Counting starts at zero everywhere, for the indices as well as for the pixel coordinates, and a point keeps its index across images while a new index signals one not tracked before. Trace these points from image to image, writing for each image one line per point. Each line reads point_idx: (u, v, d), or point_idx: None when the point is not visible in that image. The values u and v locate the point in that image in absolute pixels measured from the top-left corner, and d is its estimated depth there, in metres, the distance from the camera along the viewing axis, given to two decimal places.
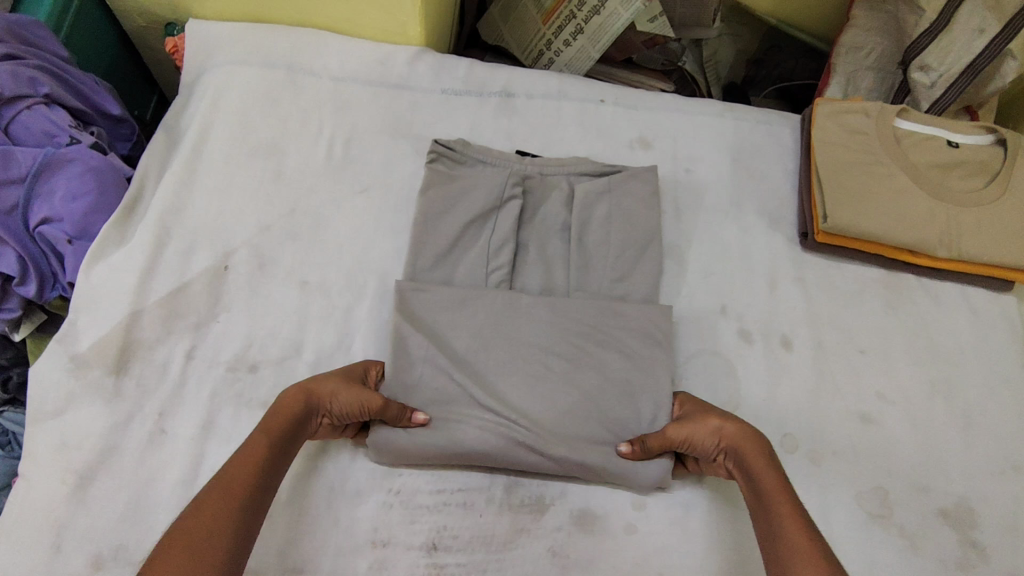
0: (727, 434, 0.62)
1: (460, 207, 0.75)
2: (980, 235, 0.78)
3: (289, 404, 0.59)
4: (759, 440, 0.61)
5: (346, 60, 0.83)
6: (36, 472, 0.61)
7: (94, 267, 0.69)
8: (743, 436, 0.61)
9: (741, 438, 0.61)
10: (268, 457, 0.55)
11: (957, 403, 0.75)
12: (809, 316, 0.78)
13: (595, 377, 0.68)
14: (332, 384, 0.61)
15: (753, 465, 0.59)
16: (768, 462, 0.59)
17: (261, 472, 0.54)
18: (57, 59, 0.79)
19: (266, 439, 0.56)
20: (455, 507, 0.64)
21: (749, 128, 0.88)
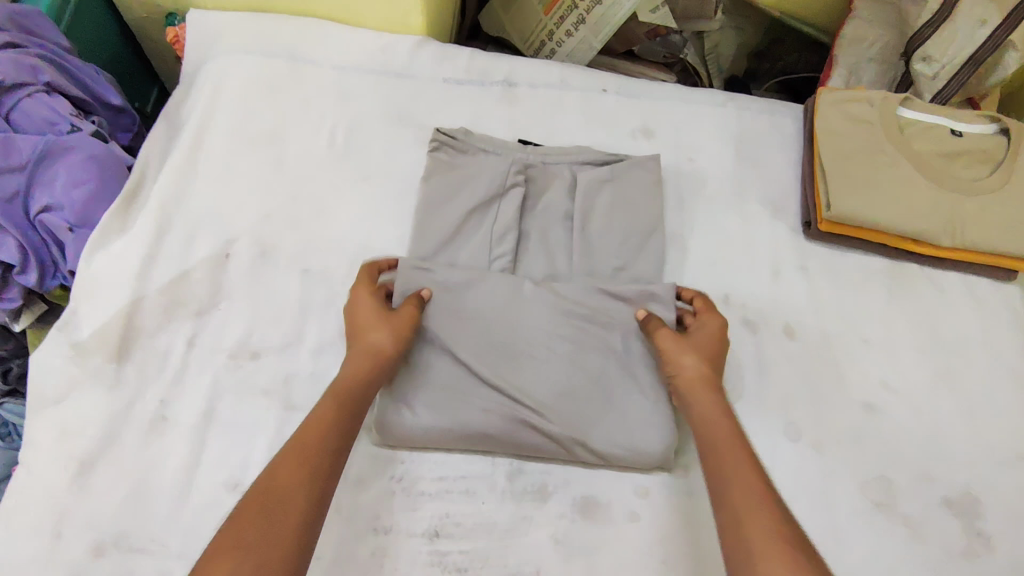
0: (694, 370, 0.62)
1: (462, 195, 0.74)
2: (984, 222, 0.77)
3: (356, 376, 0.59)
4: (716, 387, 0.62)
5: (347, 49, 0.83)
6: (36, 459, 0.61)
7: (94, 254, 0.69)
8: (706, 378, 0.62)
9: (700, 377, 0.62)
10: (337, 431, 0.54)
11: (961, 393, 0.75)
12: (813, 305, 0.78)
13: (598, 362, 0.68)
14: (370, 335, 0.62)
15: (706, 405, 0.60)
16: (722, 408, 0.59)
17: (331, 449, 0.53)
18: (58, 48, 0.79)
19: (336, 411, 0.56)
20: (457, 494, 0.63)
21: (751, 117, 0.88)
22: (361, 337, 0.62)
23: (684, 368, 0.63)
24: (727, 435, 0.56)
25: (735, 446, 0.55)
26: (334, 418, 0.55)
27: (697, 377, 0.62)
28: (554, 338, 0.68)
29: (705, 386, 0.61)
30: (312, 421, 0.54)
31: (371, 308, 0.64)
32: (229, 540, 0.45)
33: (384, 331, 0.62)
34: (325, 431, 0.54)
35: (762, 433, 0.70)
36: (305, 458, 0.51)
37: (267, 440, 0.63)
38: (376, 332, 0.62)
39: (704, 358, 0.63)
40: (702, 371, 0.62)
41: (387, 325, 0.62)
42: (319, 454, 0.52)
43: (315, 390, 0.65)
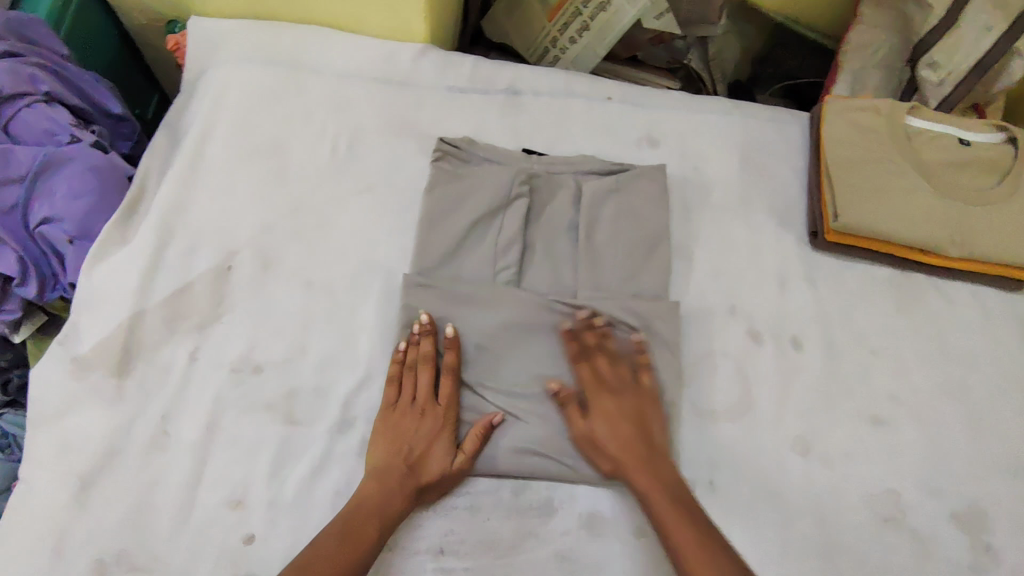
0: (618, 449, 0.63)
1: (466, 205, 0.74)
2: (991, 233, 0.77)
3: (433, 474, 0.61)
4: (645, 454, 0.63)
5: (350, 58, 0.82)
6: (36, 477, 0.60)
7: (95, 267, 0.68)
8: (627, 447, 0.63)
9: (631, 457, 0.62)
10: (373, 546, 0.57)
11: (968, 405, 0.74)
12: (819, 316, 0.77)
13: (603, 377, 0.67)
14: (432, 424, 0.63)
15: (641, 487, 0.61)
16: (653, 477, 0.62)
17: (362, 562, 0.56)
18: (57, 57, 0.78)
19: (375, 523, 0.57)
20: (461, 510, 0.63)
21: (757, 125, 0.87)
22: (417, 454, 0.61)
23: (602, 452, 0.63)
24: (667, 509, 0.60)
25: (675, 521, 0.59)
26: (375, 531, 0.57)
27: (625, 454, 0.62)
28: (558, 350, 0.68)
29: (640, 461, 0.62)
30: (356, 532, 0.57)
31: (425, 422, 0.63)
32: None
33: (442, 454, 0.62)
34: (359, 552, 0.56)
35: (769, 446, 0.69)
36: (352, 544, 0.56)
37: (270, 456, 0.62)
38: (440, 427, 0.63)
39: (615, 429, 0.63)
40: (631, 442, 0.63)
41: (446, 453, 0.62)
42: (353, 570, 0.55)
43: (319, 405, 0.65)
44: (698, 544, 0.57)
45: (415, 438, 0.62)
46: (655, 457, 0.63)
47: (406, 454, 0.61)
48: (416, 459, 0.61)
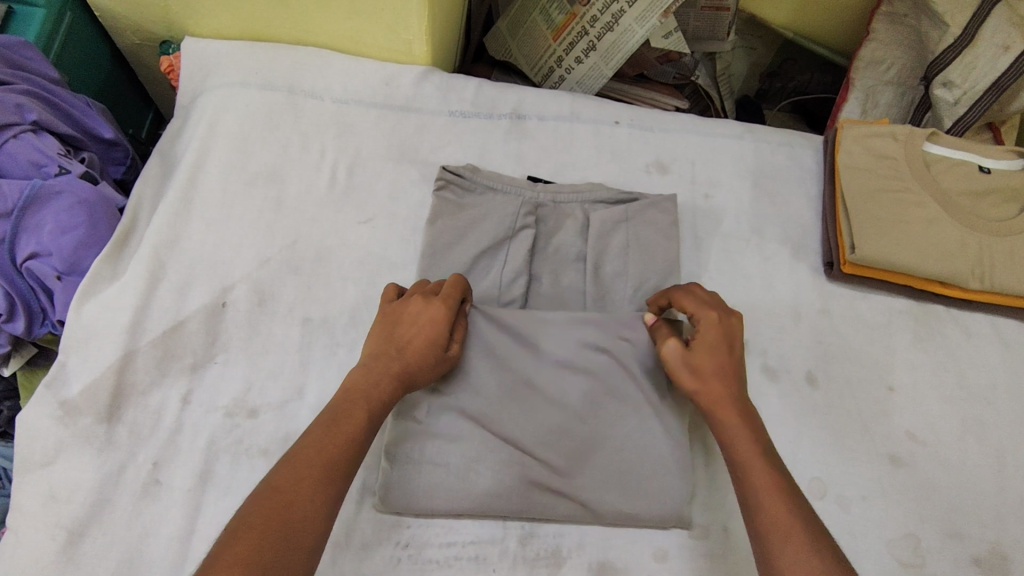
0: (716, 388, 0.59)
1: (470, 237, 0.71)
2: (1013, 265, 0.74)
3: (419, 345, 0.58)
4: (737, 400, 0.58)
5: (349, 80, 0.80)
6: (23, 527, 0.57)
7: (84, 304, 0.66)
8: (725, 386, 0.59)
9: (725, 399, 0.58)
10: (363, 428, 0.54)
11: (989, 443, 0.72)
12: (836, 350, 0.75)
13: (616, 420, 0.64)
14: (417, 310, 0.60)
15: (728, 430, 0.57)
16: (742, 422, 0.57)
17: (356, 450, 0.53)
18: (47, 82, 0.75)
19: (365, 407, 0.54)
20: (467, 561, 0.60)
21: (769, 150, 0.84)
22: (406, 337, 0.59)
23: (701, 384, 0.59)
24: (750, 455, 0.55)
25: (758, 468, 0.54)
26: (364, 415, 0.54)
27: (717, 391, 0.58)
28: (568, 388, 0.64)
29: (733, 404, 0.58)
30: (348, 416, 0.53)
31: (420, 310, 0.60)
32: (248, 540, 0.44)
33: (429, 342, 0.59)
34: (347, 438, 0.52)
35: None
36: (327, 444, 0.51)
37: None
38: (427, 312, 0.60)
39: (718, 367, 0.59)
40: (726, 385, 0.59)
41: (438, 341, 0.59)
42: (347, 458, 0.52)
43: None
44: (778, 495, 0.52)
45: (401, 335, 0.59)
46: (750, 408, 0.59)
47: (398, 338, 0.59)
48: (406, 339, 0.58)
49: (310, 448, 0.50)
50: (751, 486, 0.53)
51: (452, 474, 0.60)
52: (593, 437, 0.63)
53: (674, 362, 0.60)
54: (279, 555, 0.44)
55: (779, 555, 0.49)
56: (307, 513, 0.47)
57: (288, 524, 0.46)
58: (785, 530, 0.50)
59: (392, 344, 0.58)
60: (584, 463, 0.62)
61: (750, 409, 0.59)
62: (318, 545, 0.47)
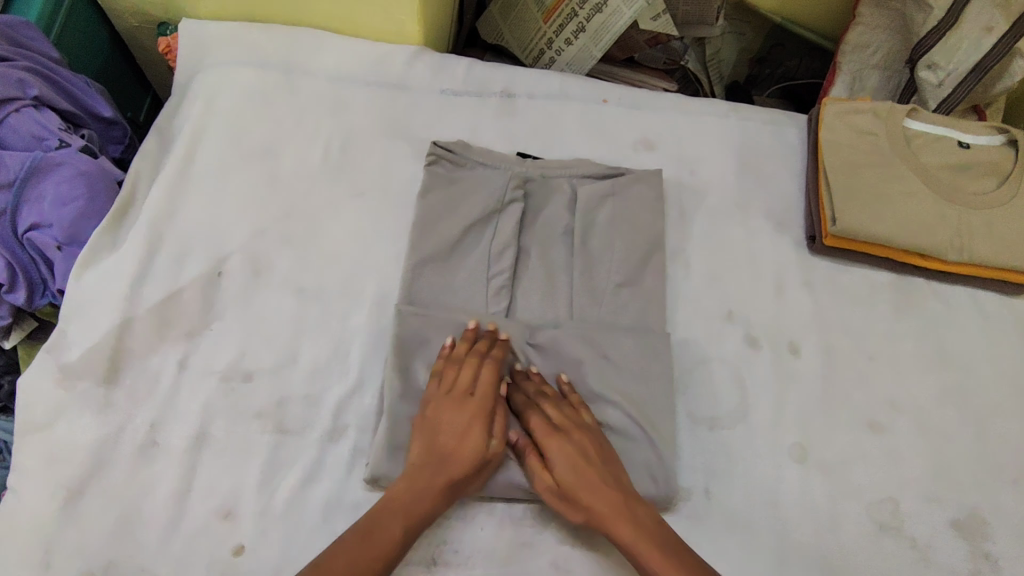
0: (562, 469, 0.59)
1: (460, 210, 0.73)
2: (993, 237, 0.76)
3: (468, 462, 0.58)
4: (564, 481, 0.58)
5: (342, 60, 0.81)
6: (25, 487, 0.59)
7: (84, 273, 0.68)
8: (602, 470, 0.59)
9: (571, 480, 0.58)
10: (398, 545, 0.54)
11: (968, 410, 0.74)
12: (818, 321, 0.76)
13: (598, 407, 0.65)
14: (461, 417, 0.60)
15: (628, 542, 0.56)
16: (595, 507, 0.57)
17: (388, 564, 0.53)
18: (47, 61, 0.77)
19: (402, 516, 0.55)
20: (456, 520, 0.62)
21: (754, 129, 0.86)
22: (446, 443, 0.59)
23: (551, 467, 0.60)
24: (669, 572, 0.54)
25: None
26: (401, 528, 0.55)
27: (597, 481, 0.58)
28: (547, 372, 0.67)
29: (622, 506, 0.57)
30: (382, 531, 0.54)
31: (464, 411, 0.60)
32: None
33: (474, 447, 0.59)
34: (389, 546, 0.54)
35: (766, 455, 0.68)
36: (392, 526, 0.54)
37: (261, 464, 0.61)
38: (477, 420, 0.60)
39: (580, 447, 0.60)
40: (590, 479, 0.58)
41: (480, 444, 0.59)
42: (381, 566, 0.53)
43: (311, 412, 0.64)
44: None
45: (448, 440, 0.59)
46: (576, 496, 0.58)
47: (440, 447, 0.58)
48: (448, 444, 0.59)
49: (382, 527, 0.54)
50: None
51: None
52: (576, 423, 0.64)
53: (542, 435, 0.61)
54: None
55: None
56: None
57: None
58: None
59: (431, 450, 0.58)
60: None
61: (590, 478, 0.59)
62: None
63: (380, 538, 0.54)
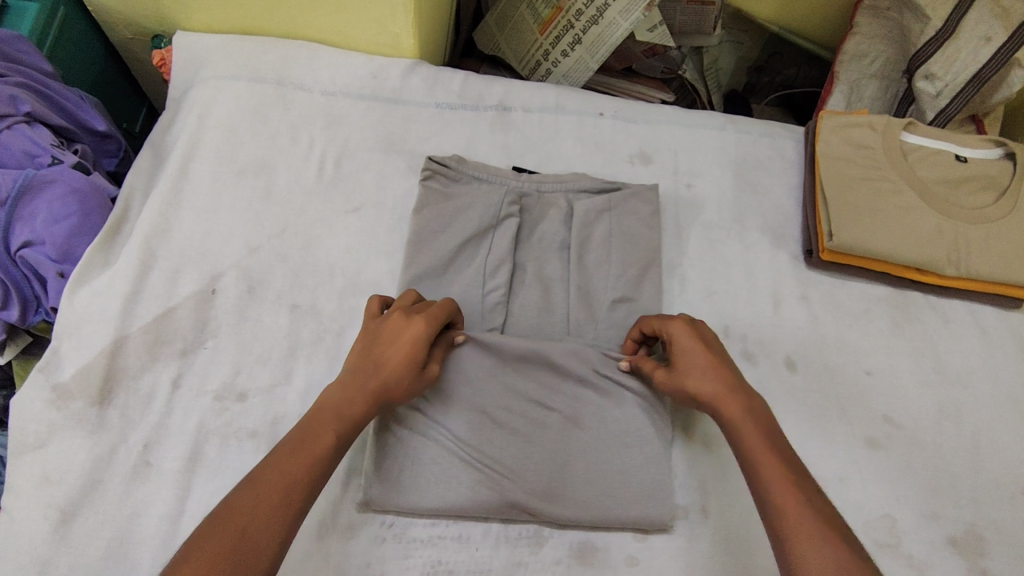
0: (708, 386, 0.59)
1: (455, 226, 0.73)
2: (990, 252, 0.76)
3: (396, 378, 0.58)
4: (743, 403, 0.58)
5: (337, 73, 0.81)
6: (18, 507, 0.59)
7: (76, 291, 0.67)
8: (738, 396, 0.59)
9: (726, 397, 0.58)
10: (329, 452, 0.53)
11: (965, 426, 0.73)
12: (815, 336, 0.76)
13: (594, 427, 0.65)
14: (391, 331, 0.60)
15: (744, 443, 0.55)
16: (745, 418, 0.57)
17: (324, 467, 0.53)
18: (39, 75, 0.76)
19: (337, 423, 0.55)
20: (450, 540, 0.62)
21: (750, 142, 0.86)
22: (383, 356, 0.59)
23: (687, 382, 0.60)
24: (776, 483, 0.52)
25: (786, 492, 0.51)
26: (333, 435, 0.54)
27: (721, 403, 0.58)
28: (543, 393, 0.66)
29: (738, 405, 0.58)
30: (314, 437, 0.53)
31: (400, 327, 0.60)
32: (240, 505, 0.48)
33: (407, 359, 0.59)
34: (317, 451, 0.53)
35: None
36: (307, 444, 0.53)
37: None
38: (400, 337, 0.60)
39: (706, 365, 0.60)
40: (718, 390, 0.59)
41: (412, 360, 0.59)
42: (312, 478, 0.51)
43: None
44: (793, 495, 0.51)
45: (379, 356, 0.59)
46: (759, 415, 0.58)
47: (375, 361, 0.59)
48: (384, 353, 0.59)
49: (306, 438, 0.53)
50: (775, 511, 0.51)
51: (435, 476, 0.62)
52: (566, 446, 0.65)
53: (679, 331, 0.63)
54: (243, 557, 0.45)
55: (797, 550, 0.48)
56: (270, 515, 0.48)
57: (256, 490, 0.49)
58: (806, 542, 0.48)
59: (368, 364, 0.58)
60: (557, 469, 0.63)
61: (739, 387, 0.59)
62: (271, 572, 0.47)
63: (309, 448, 0.52)
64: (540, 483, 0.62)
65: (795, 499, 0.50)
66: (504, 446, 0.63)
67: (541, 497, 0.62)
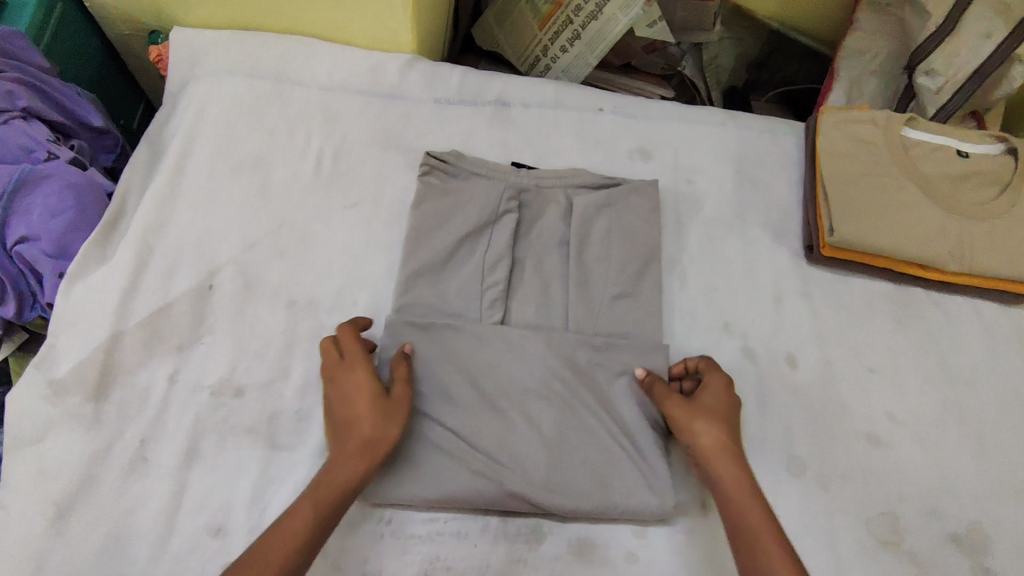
0: (712, 433, 0.60)
1: (454, 221, 0.72)
2: (992, 247, 0.75)
3: (361, 432, 0.57)
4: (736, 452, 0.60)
5: (335, 68, 0.81)
6: (12, 504, 0.58)
7: (73, 286, 0.67)
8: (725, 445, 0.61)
9: (723, 448, 0.60)
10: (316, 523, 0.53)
11: (968, 422, 0.73)
12: (816, 332, 0.75)
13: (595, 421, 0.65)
14: (341, 388, 0.60)
15: (729, 491, 0.58)
16: (736, 468, 0.59)
17: (308, 548, 0.52)
18: (36, 70, 0.75)
19: (315, 495, 0.54)
20: (449, 536, 0.61)
21: (750, 137, 0.86)
22: (344, 415, 0.58)
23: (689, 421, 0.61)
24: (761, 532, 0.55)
25: (768, 544, 0.54)
26: (312, 508, 0.53)
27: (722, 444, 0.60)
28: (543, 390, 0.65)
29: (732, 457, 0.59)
30: (291, 514, 0.53)
31: (349, 382, 0.60)
32: None
33: (367, 409, 0.58)
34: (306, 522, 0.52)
35: (763, 469, 0.67)
36: (285, 524, 0.52)
37: (252, 481, 0.61)
38: (353, 390, 0.59)
39: (720, 412, 0.62)
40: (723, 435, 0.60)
41: (373, 408, 0.58)
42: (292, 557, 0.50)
43: (302, 427, 0.63)
44: (776, 549, 0.54)
45: (339, 418, 0.59)
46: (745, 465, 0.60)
47: (338, 424, 0.58)
48: (345, 414, 0.58)
49: (283, 518, 0.53)
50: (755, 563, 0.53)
51: (433, 470, 0.61)
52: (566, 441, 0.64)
53: (711, 376, 0.65)
54: None
55: None
56: None
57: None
58: None
59: (334, 428, 0.58)
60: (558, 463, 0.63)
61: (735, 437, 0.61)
62: None
63: (290, 524, 0.52)
64: (540, 478, 0.62)
65: (774, 551, 0.53)
66: (503, 440, 0.63)
67: (541, 491, 0.61)
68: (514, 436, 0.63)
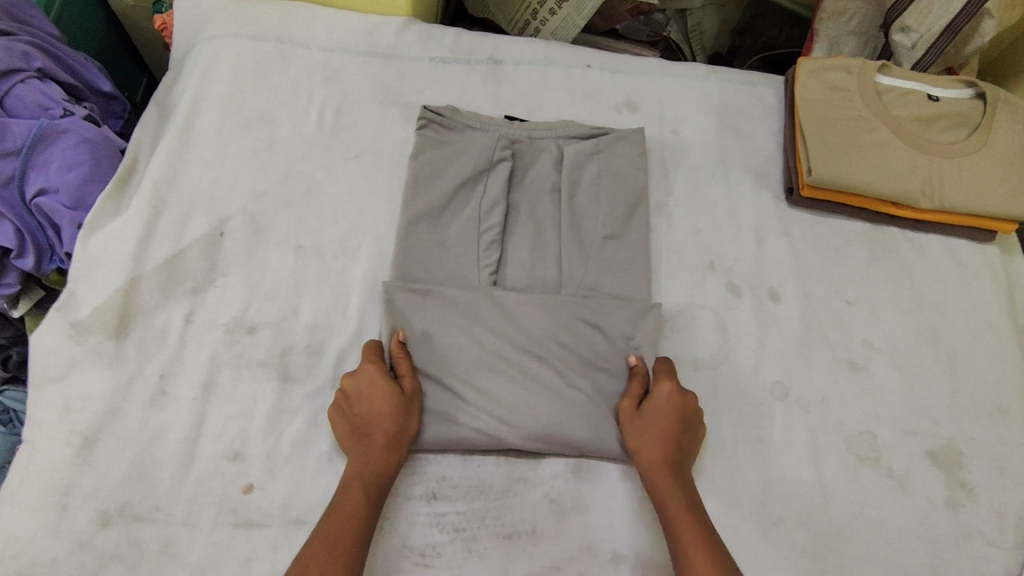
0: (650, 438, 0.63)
1: (451, 169, 0.76)
2: (961, 185, 0.79)
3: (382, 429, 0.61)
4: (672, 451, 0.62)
5: (334, 30, 0.84)
6: (40, 437, 0.62)
7: (90, 237, 0.70)
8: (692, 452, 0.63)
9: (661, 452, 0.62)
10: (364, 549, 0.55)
11: (943, 350, 0.77)
12: (797, 269, 0.79)
13: (589, 350, 0.69)
14: (359, 392, 0.63)
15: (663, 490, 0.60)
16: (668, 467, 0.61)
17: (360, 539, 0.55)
18: (47, 37, 0.79)
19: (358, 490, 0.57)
20: (452, 458, 0.65)
21: (733, 89, 0.89)
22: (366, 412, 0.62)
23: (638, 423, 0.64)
24: (691, 543, 0.56)
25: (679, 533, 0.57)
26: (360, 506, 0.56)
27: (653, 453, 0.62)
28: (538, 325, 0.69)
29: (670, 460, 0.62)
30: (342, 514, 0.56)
31: (366, 385, 0.63)
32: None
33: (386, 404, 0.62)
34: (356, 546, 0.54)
35: (750, 394, 0.71)
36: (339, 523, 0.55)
37: (266, 410, 0.65)
38: (369, 392, 0.62)
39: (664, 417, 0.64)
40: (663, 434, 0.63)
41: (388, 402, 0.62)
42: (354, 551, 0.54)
43: (313, 361, 0.67)
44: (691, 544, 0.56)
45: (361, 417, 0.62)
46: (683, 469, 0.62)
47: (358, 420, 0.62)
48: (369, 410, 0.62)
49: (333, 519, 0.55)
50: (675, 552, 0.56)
51: (436, 399, 0.65)
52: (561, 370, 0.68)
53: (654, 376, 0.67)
54: None
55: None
56: None
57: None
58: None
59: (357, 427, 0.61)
60: (554, 391, 0.66)
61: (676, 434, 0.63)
62: None
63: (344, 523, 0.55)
64: (538, 404, 0.65)
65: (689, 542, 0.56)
66: (503, 372, 0.66)
67: (539, 417, 0.65)
68: (511, 367, 0.67)
